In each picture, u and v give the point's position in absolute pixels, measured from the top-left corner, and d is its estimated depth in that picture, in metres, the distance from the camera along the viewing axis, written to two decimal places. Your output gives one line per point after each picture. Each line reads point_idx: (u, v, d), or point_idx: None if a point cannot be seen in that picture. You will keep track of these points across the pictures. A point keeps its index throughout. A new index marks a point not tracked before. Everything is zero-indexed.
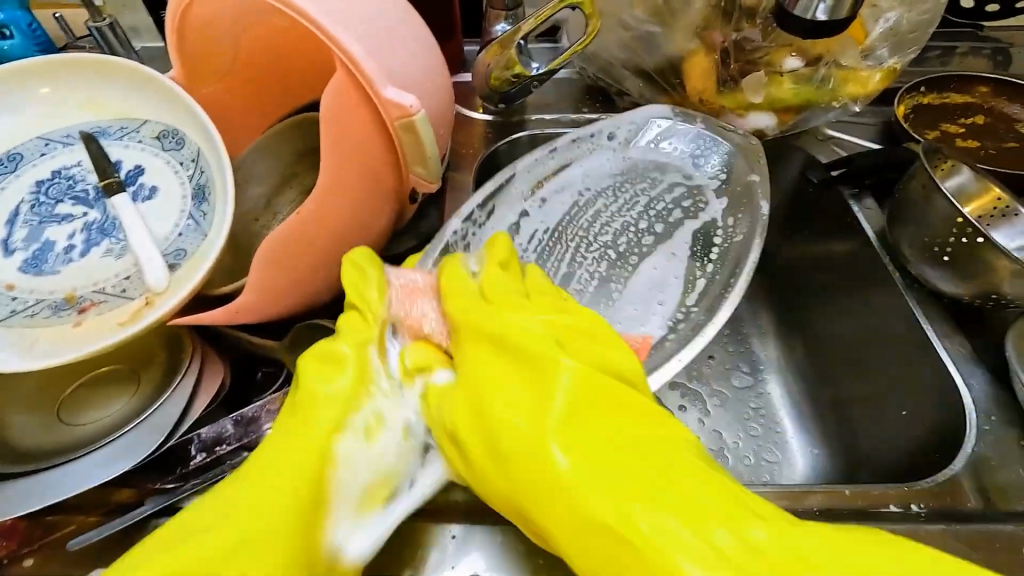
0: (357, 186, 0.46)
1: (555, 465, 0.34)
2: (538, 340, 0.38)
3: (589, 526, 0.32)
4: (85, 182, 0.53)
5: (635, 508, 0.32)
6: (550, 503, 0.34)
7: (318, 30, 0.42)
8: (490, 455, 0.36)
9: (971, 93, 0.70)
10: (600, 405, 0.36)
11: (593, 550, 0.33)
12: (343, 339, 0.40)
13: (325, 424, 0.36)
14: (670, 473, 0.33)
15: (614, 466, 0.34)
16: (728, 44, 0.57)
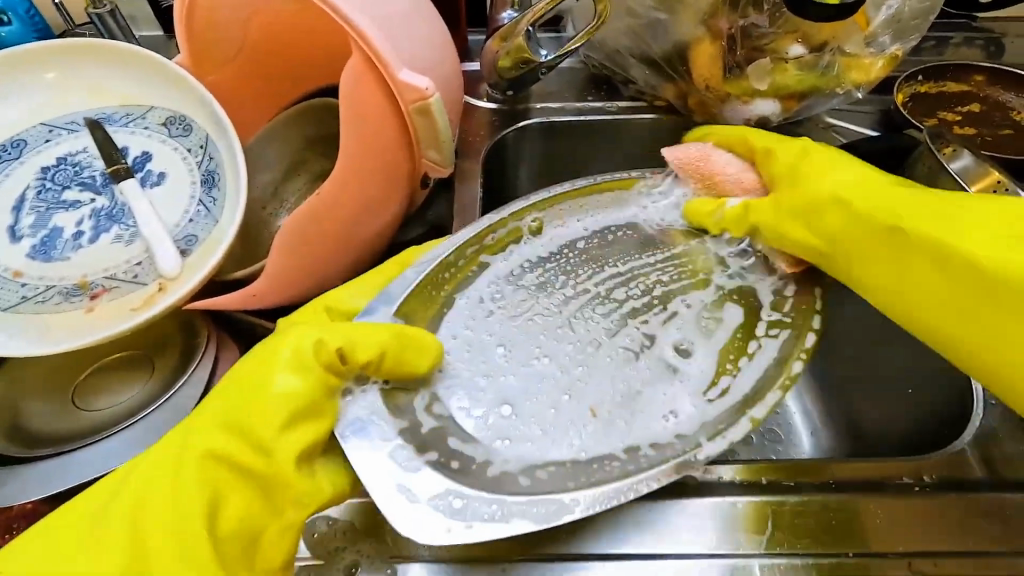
0: (371, 171, 0.46)
1: (846, 246, 0.43)
2: (765, 197, 0.48)
3: (897, 243, 0.41)
4: (92, 169, 0.52)
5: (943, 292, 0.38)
6: (887, 275, 0.41)
7: (334, 14, 0.42)
8: (801, 204, 0.45)
9: (966, 83, 0.72)
10: (868, 221, 0.42)
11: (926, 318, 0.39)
12: (290, 335, 0.38)
13: (240, 414, 0.36)
14: (983, 229, 0.38)
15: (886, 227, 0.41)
16: (734, 31, 0.58)
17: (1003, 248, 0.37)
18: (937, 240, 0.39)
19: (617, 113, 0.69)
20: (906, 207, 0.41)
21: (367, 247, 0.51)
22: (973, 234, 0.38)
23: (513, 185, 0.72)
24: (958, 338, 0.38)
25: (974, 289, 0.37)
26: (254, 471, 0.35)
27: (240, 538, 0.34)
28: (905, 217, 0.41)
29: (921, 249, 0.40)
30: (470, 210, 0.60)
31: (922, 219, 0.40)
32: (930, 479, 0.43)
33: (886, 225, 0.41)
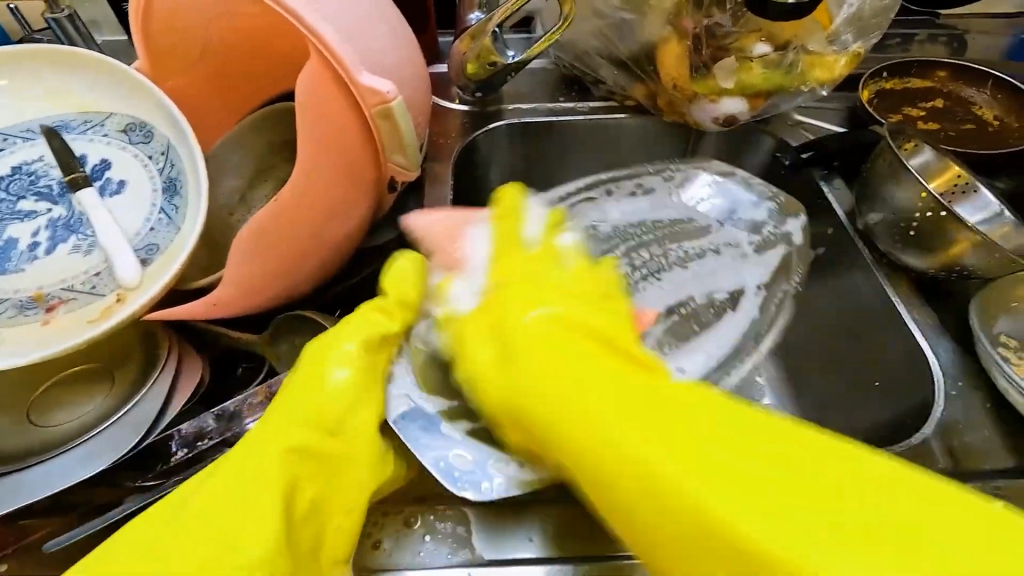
0: (333, 176, 0.46)
1: (552, 369, 0.35)
2: (539, 318, 0.38)
3: (615, 398, 0.33)
4: (49, 178, 0.51)
5: (716, 440, 0.30)
6: (567, 430, 0.33)
7: (291, 17, 0.42)
8: (503, 342, 0.38)
9: (930, 79, 0.73)
10: (630, 395, 0.33)
11: (678, 540, 0.29)
12: (345, 330, 0.41)
13: (320, 408, 0.38)
14: (777, 438, 0.30)
15: (602, 380, 0.34)
16: (699, 31, 0.58)
17: (732, 481, 0.29)
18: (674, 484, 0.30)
19: (588, 114, 0.69)
20: (667, 413, 0.32)
21: (331, 254, 0.50)
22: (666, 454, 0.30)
23: (486, 187, 0.72)
24: (688, 510, 0.29)
25: (739, 495, 0.29)
26: (330, 454, 0.37)
27: (314, 518, 0.36)
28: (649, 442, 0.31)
29: (679, 521, 0.29)
30: (441, 213, 0.60)
31: (597, 407, 0.33)
32: None
33: (585, 434, 0.33)
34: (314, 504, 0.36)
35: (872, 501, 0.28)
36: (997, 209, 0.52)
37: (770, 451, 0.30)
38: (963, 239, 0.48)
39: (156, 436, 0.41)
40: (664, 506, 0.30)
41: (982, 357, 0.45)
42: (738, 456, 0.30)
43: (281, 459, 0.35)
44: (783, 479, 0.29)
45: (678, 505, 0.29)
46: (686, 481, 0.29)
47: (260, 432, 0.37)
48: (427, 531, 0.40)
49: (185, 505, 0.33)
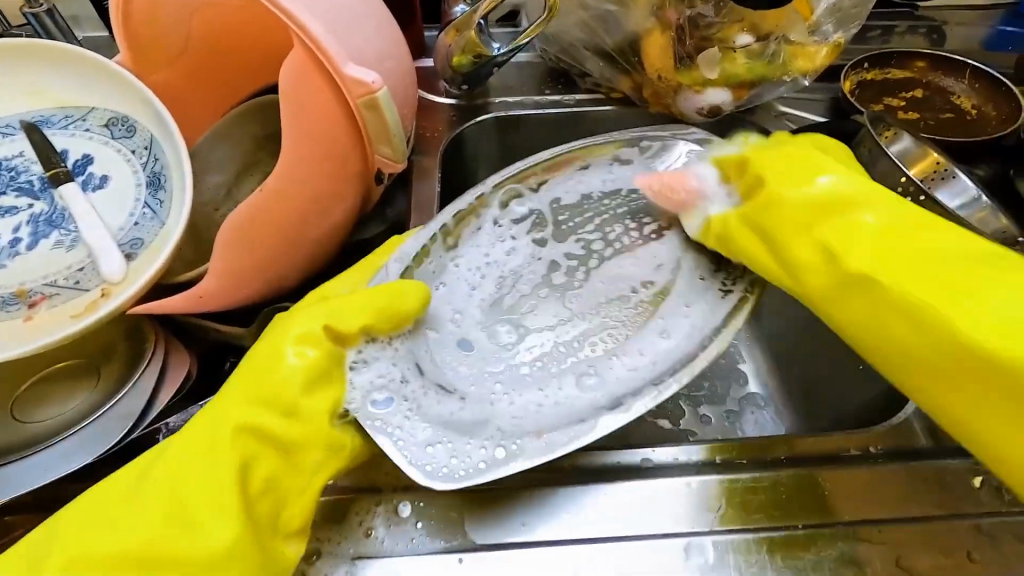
0: (319, 167, 0.45)
1: (866, 240, 0.41)
2: (827, 187, 0.44)
3: (880, 299, 0.40)
4: (29, 173, 0.50)
5: (974, 294, 0.37)
6: (851, 310, 0.41)
7: (274, 7, 0.42)
8: (733, 219, 0.47)
9: (909, 70, 0.74)
10: (895, 249, 0.41)
11: (913, 347, 0.38)
12: (296, 318, 0.41)
13: (273, 390, 0.38)
14: (959, 267, 0.38)
15: (906, 250, 0.40)
16: (682, 22, 0.59)
17: (980, 306, 0.37)
18: (951, 321, 0.37)
19: (574, 106, 0.69)
20: (907, 263, 0.40)
21: (318, 246, 0.50)
22: (952, 302, 0.37)
23: (474, 180, 0.72)
24: (952, 332, 0.37)
25: (975, 304, 0.37)
26: (279, 438, 0.37)
27: (272, 496, 0.37)
28: (898, 287, 0.39)
29: (940, 348, 0.37)
30: (429, 205, 0.60)
31: (890, 246, 0.41)
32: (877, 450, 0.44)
33: (872, 284, 0.40)
34: (272, 484, 0.37)
35: (993, 303, 0.36)
36: (975, 194, 0.52)
37: (950, 276, 0.38)
38: (942, 222, 0.49)
39: (143, 429, 0.40)
40: (925, 329, 0.38)
41: None
42: (974, 291, 0.37)
43: (230, 447, 0.36)
44: (1016, 310, 0.36)
45: (946, 338, 0.37)
46: (957, 314, 0.37)
47: (213, 410, 0.38)
48: (419, 519, 0.40)
49: (150, 485, 0.35)
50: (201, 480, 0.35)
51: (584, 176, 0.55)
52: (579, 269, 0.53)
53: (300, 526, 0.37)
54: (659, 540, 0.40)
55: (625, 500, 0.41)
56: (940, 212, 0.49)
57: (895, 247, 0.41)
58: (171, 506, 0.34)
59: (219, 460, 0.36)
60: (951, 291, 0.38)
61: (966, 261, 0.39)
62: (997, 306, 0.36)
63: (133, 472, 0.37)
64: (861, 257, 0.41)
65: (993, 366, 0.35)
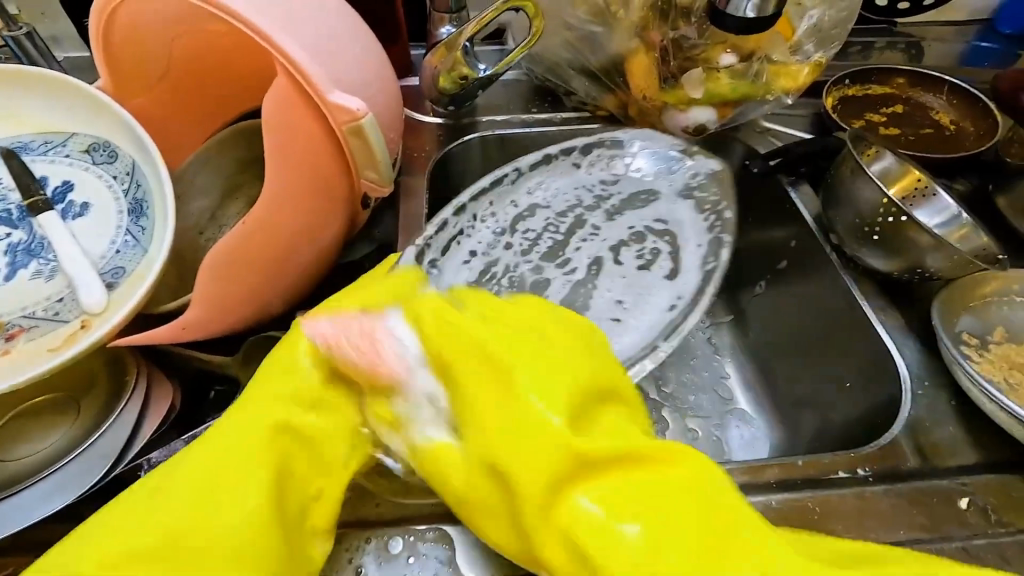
0: (303, 195, 0.45)
1: (469, 395, 0.32)
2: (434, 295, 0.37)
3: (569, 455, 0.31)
4: (7, 201, 0.49)
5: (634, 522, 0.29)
6: (471, 471, 0.32)
7: (256, 35, 0.41)
8: (444, 368, 0.34)
9: (889, 85, 0.76)
10: (486, 371, 0.33)
11: (631, 552, 0.30)
12: (315, 320, 0.37)
13: (290, 393, 0.35)
14: (633, 471, 0.31)
15: (482, 363, 0.33)
16: (666, 43, 0.59)
17: (616, 519, 0.30)
18: (562, 525, 0.30)
19: (561, 124, 0.70)
20: (505, 426, 0.31)
21: (303, 272, 0.49)
22: (566, 499, 0.30)
23: None
24: (570, 530, 0.30)
25: (610, 548, 0.29)
26: (309, 433, 0.35)
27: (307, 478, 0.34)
28: (499, 455, 0.31)
29: (575, 557, 0.30)
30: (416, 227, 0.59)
31: (503, 448, 0.31)
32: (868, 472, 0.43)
33: (499, 469, 0.31)
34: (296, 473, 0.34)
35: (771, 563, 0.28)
36: (955, 211, 0.54)
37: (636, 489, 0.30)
38: (926, 242, 0.49)
39: (123, 465, 0.39)
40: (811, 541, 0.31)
41: (946, 358, 0.46)
42: (628, 502, 0.30)
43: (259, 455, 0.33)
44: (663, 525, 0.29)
45: (589, 566, 0.29)
46: (601, 540, 0.29)
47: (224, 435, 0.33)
48: (411, 554, 0.39)
49: (148, 506, 0.30)
50: (216, 489, 0.31)
51: (557, 176, 0.59)
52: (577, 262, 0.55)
53: (325, 536, 0.34)
54: None
55: None
56: (922, 233, 0.49)
57: (572, 446, 0.30)
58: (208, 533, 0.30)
59: (236, 464, 0.32)
60: (609, 513, 0.30)
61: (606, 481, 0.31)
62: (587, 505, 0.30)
63: (136, 495, 0.31)
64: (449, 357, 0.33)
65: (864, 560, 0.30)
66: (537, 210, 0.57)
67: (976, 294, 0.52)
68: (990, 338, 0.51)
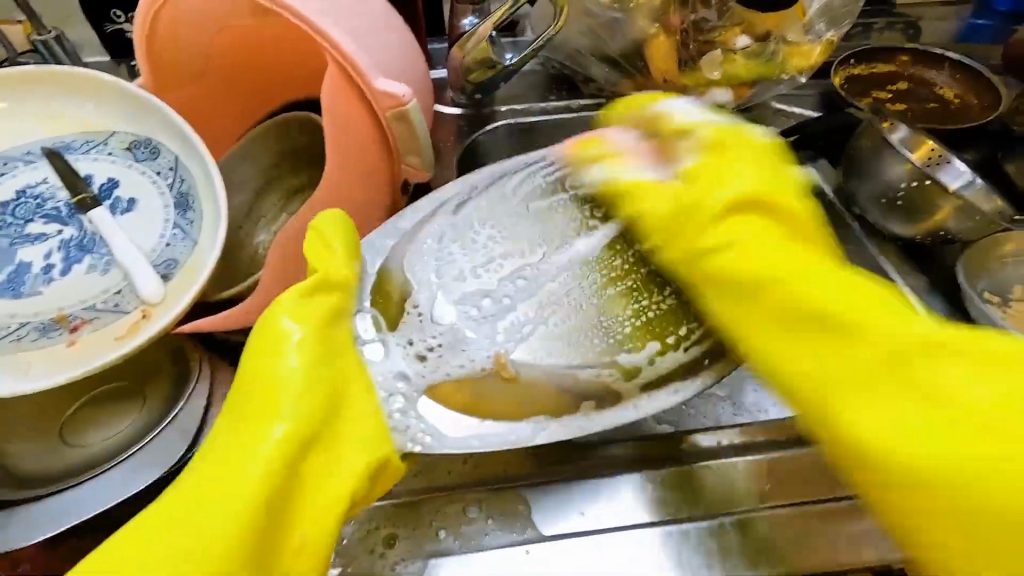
0: (349, 176, 0.47)
1: (809, 289, 0.38)
2: (717, 239, 0.41)
3: (786, 315, 0.38)
4: (55, 200, 0.50)
5: (923, 353, 0.34)
6: (856, 371, 0.35)
7: (303, 23, 0.43)
8: (743, 301, 0.40)
9: (894, 63, 0.78)
10: (863, 304, 0.37)
11: (946, 436, 0.32)
12: (278, 459, 0.35)
13: (231, 533, 0.33)
14: (890, 307, 0.37)
15: (806, 282, 0.38)
16: (685, 26, 0.62)
17: (952, 361, 0.34)
18: (939, 383, 0.33)
19: (580, 111, 0.72)
20: (863, 341, 0.36)
21: None
22: (914, 330, 0.35)
23: None
24: (966, 413, 0.32)
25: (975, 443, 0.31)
26: (239, 475, 0.34)
27: (267, 522, 0.34)
28: (847, 313, 0.36)
29: (939, 414, 0.33)
30: None
31: (866, 347, 0.35)
32: None
33: (843, 335, 0.36)
34: (268, 514, 0.34)
35: (988, 432, 0.31)
36: (971, 177, 0.51)
37: (879, 341, 0.35)
38: (947, 205, 0.52)
39: (197, 444, 0.41)
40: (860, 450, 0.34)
41: (976, 314, 0.49)
42: (943, 352, 0.34)
43: (265, 457, 0.35)
44: (975, 368, 0.33)
45: (941, 417, 0.32)
46: (977, 392, 0.32)
47: (285, 360, 0.38)
48: (489, 515, 0.41)
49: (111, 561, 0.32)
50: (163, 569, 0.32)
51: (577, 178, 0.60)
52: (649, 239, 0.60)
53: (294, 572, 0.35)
54: (710, 523, 0.41)
55: (674, 482, 0.43)
56: (946, 196, 0.51)
57: (835, 277, 0.39)
58: (192, 489, 0.34)
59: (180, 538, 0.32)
60: (954, 351, 0.34)
61: (906, 334, 0.35)
62: (951, 375, 0.33)
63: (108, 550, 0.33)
64: (817, 300, 0.37)
65: (908, 379, 0.34)
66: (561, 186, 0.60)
67: (995, 254, 0.55)
68: (1011, 295, 0.53)
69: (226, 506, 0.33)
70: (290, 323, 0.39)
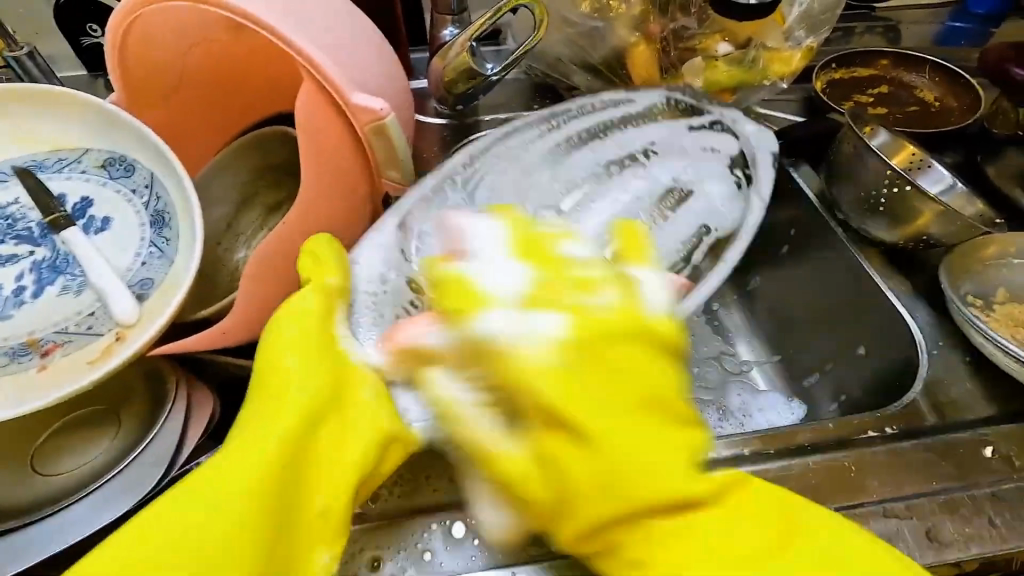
0: (331, 192, 0.46)
1: (580, 459, 0.33)
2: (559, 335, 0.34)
3: (624, 388, 0.34)
4: (28, 220, 0.49)
5: (741, 514, 0.34)
6: (670, 560, 0.32)
7: (277, 37, 0.42)
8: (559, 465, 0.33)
9: (875, 67, 0.79)
10: (658, 445, 0.33)
11: (704, 572, 0.32)
12: (318, 422, 0.36)
13: (244, 517, 0.32)
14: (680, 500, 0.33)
15: (613, 378, 0.34)
16: (666, 35, 0.62)
17: (739, 527, 0.33)
18: (746, 551, 0.32)
19: None
20: (621, 412, 0.33)
21: None
22: (677, 472, 0.33)
23: None
24: (726, 551, 0.32)
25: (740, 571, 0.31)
26: (258, 448, 0.34)
27: (283, 496, 0.33)
28: (677, 489, 0.33)
29: (728, 564, 0.32)
30: None
31: (681, 544, 0.32)
32: (894, 430, 0.45)
33: (655, 437, 0.33)
34: (282, 485, 0.33)
35: (802, 544, 0.33)
36: (950, 181, 0.56)
37: (690, 506, 0.33)
38: (929, 209, 0.52)
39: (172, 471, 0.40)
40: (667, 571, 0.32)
41: (959, 318, 0.49)
42: (682, 502, 0.33)
43: (280, 434, 0.34)
44: (741, 524, 0.33)
45: (760, 566, 0.32)
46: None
47: (295, 350, 0.38)
48: (476, 536, 0.40)
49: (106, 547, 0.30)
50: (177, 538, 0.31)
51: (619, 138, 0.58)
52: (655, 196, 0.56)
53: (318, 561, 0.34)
54: None
55: None
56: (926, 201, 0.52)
57: (695, 446, 0.35)
58: (212, 471, 0.33)
59: (203, 506, 0.32)
60: (723, 511, 0.34)
61: (754, 520, 0.34)
62: (701, 515, 0.33)
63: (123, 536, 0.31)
64: (603, 427, 0.32)
65: (703, 544, 0.32)
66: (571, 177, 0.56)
67: (978, 257, 0.55)
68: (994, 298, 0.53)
69: (251, 484, 0.33)
70: (291, 324, 0.39)
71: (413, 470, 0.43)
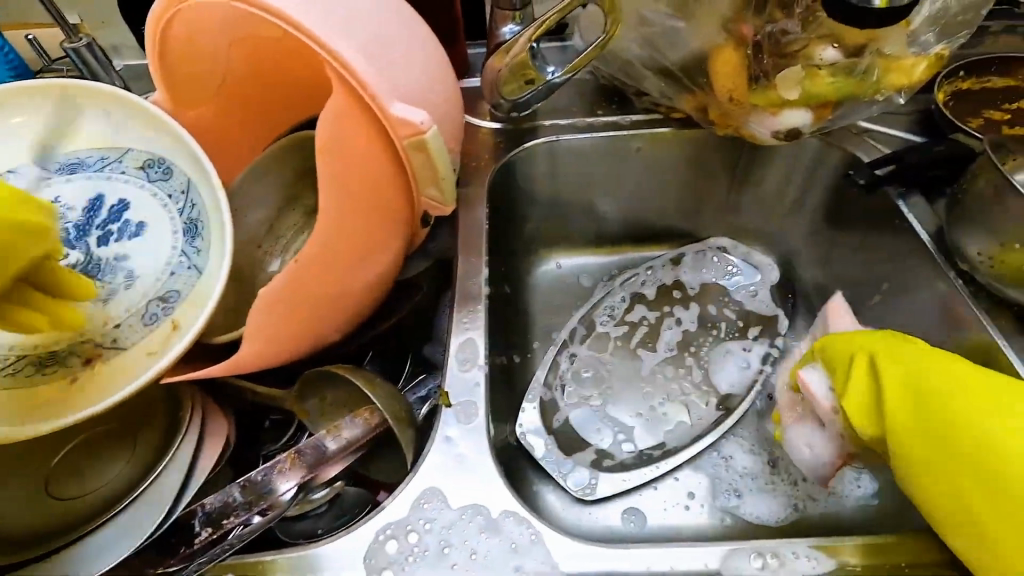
0: (365, 213, 0.42)
1: (944, 386, 0.42)
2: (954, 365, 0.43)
3: (959, 436, 0.40)
4: (66, 221, 0.48)
5: (1015, 433, 0.38)
6: (992, 448, 0.38)
7: (316, 44, 0.38)
8: (936, 422, 0.41)
9: (1015, 76, 0.66)
10: (998, 389, 0.41)
11: None
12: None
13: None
14: (959, 383, 0.42)
15: (946, 380, 0.42)
16: (759, 36, 0.53)
17: (1018, 419, 0.39)
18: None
19: (630, 128, 0.64)
20: (981, 399, 0.40)
21: (363, 300, 0.46)
22: (1011, 434, 0.38)
23: (525, 207, 0.68)
24: None
25: None
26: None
27: None
28: (989, 431, 0.39)
29: None
30: (478, 240, 0.55)
31: (998, 423, 0.39)
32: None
33: (991, 431, 0.39)
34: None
35: None
36: None
37: (1005, 422, 0.39)
38: None
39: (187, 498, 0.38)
40: (941, 435, 0.40)
41: None
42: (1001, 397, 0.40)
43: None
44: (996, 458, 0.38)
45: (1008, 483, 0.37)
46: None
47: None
48: None
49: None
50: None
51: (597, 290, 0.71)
52: (676, 294, 0.70)
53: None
54: None
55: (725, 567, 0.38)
56: None
57: (990, 388, 0.41)
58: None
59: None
60: (983, 397, 0.40)
61: (971, 389, 0.41)
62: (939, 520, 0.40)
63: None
64: (934, 389, 0.42)
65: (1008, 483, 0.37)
66: (627, 299, 0.70)
67: None
68: None
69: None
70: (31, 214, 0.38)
71: (427, 546, 0.37)
